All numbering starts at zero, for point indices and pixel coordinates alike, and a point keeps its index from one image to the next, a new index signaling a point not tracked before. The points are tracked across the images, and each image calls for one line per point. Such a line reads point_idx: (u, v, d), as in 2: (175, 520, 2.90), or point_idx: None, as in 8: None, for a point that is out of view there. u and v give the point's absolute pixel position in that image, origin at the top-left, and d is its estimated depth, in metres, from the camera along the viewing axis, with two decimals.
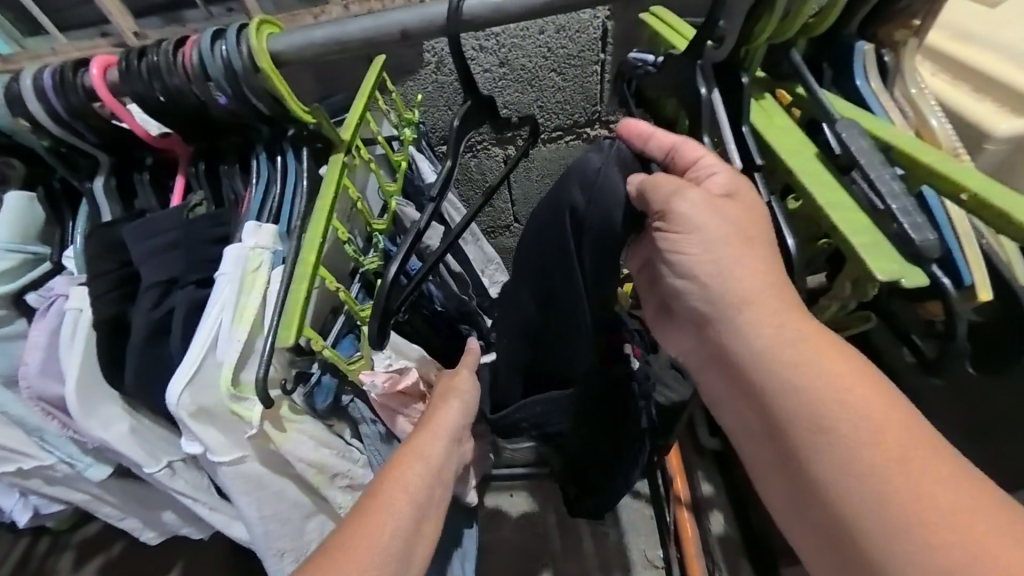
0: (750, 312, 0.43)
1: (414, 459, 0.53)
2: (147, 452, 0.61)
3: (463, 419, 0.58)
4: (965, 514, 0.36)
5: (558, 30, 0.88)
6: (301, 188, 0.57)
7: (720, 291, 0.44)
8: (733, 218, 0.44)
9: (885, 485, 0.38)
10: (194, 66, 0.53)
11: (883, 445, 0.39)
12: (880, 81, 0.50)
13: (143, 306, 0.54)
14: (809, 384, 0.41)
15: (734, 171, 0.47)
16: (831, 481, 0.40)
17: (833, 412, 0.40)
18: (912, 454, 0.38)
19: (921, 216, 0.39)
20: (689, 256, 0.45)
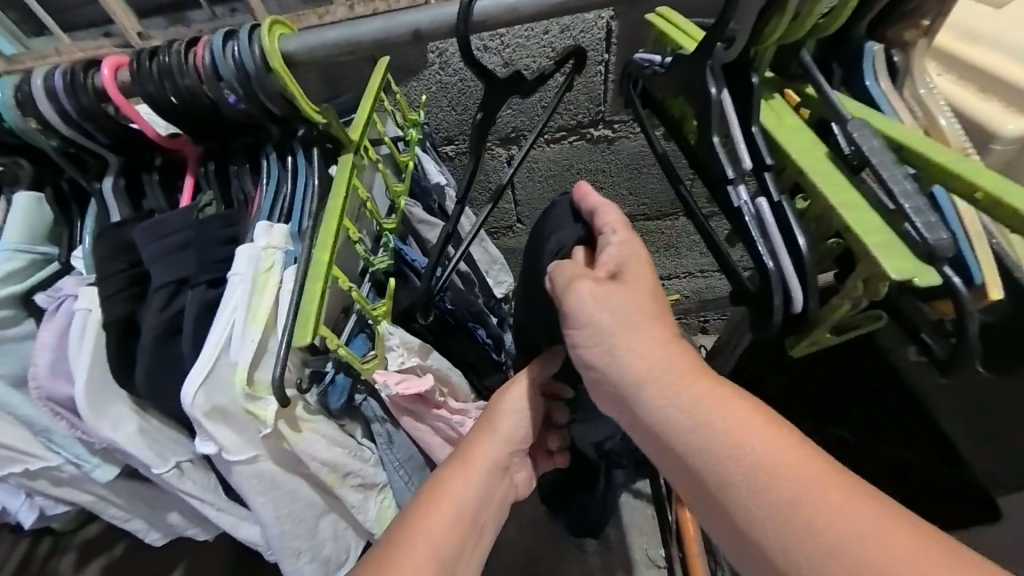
0: (645, 376, 0.42)
1: (448, 500, 0.54)
2: (156, 453, 0.61)
3: (506, 450, 0.60)
4: (887, 532, 0.32)
5: (563, 30, 0.88)
6: (312, 188, 0.57)
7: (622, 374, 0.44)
8: (619, 309, 0.45)
9: (809, 515, 0.34)
10: (206, 67, 0.53)
11: (776, 476, 0.36)
12: (889, 81, 0.50)
13: (154, 307, 0.54)
14: (705, 426, 0.39)
15: (628, 251, 0.49)
16: (755, 526, 0.36)
17: (731, 452, 0.38)
18: (819, 485, 0.35)
19: (933, 216, 0.39)
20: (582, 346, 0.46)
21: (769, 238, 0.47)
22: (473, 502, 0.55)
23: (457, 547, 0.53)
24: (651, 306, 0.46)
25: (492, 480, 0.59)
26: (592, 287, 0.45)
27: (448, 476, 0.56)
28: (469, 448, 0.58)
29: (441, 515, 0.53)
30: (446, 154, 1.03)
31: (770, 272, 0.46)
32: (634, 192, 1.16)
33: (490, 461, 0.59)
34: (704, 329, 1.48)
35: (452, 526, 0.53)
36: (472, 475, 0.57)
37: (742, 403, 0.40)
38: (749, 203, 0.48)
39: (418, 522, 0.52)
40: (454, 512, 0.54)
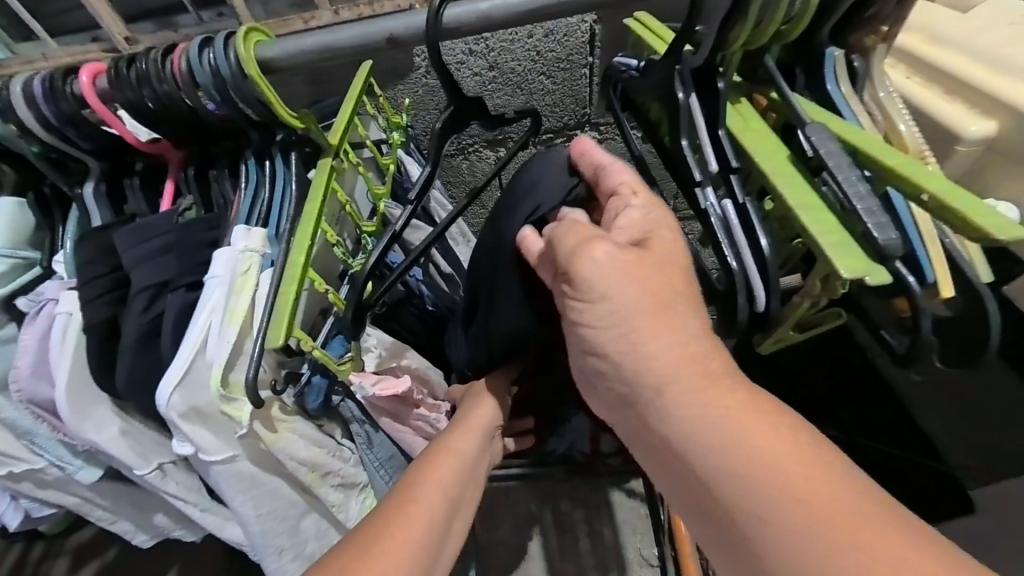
0: (668, 391, 0.42)
1: (450, 458, 0.58)
2: (138, 454, 0.62)
3: (494, 420, 0.64)
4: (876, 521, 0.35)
5: (546, 34, 0.90)
6: (290, 192, 0.58)
7: (632, 369, 0.44)
8: (640, 281, 0.44)
9: (811, 518, 0.36)
10: (183, 73, 0.54)
11: (774, 472, 0.38)
12: (850, 86, 0.51)
13: (135, 309, 0.55)
14: (715, 418, 0.41)
15: (648, 212, 0.49)
16: (753, 519, 0.38)
17: (736, 453, 0.39)
18: (816, 480, 0.37)
19: (885, 216, 0.40)
20: (599, 329, 0.45)
21: (733, 239, 0.48)
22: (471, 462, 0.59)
23: (456, 503, 0.56)
24: (663, 284, 0.45)
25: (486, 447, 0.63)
26: (613, 252, 0.45)
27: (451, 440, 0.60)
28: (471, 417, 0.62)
29: (443, 472, 0.57)
30: (432, 156, 1.04)
31: (734, 271, 0.48)
32: None
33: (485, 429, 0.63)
34: None
35: (453, 484, 0.57)
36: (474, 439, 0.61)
37: (753, 408, 0.41)
38: (715, 205, 0.49)
39: (423, 478, 0.56)
40: (456, 471, 0.58)
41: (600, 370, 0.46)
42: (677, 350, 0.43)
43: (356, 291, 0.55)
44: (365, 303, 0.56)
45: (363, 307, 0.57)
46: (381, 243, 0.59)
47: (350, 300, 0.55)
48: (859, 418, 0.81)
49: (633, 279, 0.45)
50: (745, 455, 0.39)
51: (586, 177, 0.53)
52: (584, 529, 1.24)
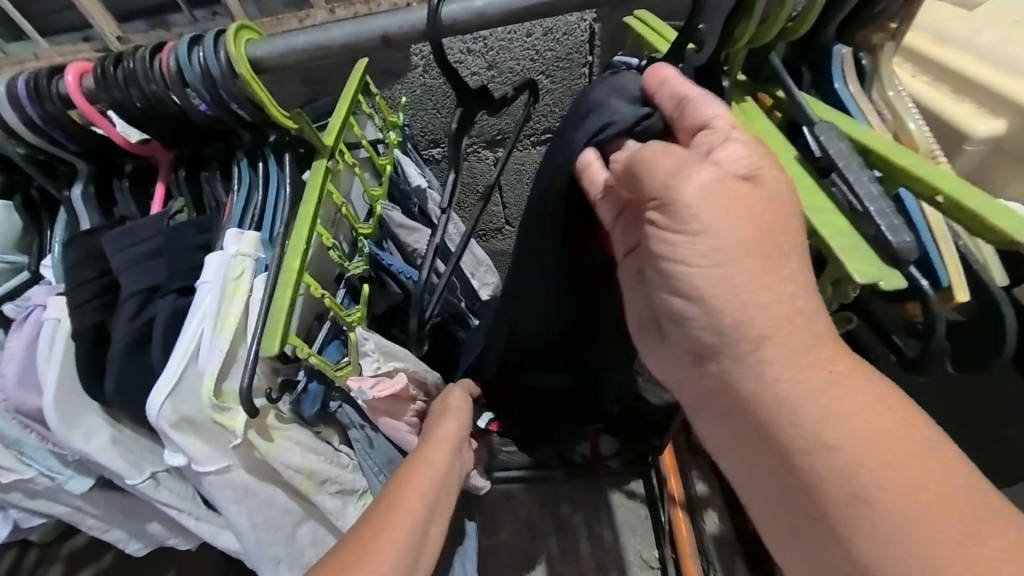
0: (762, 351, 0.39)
1: (421, 467, 0.58)
2: (130, 462, 0.60)
3: (462, 430, 0.65)
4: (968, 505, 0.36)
5: (545, 33, 0.88)
6: (284, 195, 0.57)
7: (728, 317, 0.39)
8: (747, 219, 0.38)
9: (906, 496, 0.36)
10: (172, 72, 0.52)
11: (878, 448, 0.37)
12: (858, 84, 0.50)
13: (124, 315, 0.54)
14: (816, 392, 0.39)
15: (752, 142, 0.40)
16: (845, 492, 0.38)
17: (835, 427, 0.38)
18: (916, 460, 0.37)
19: (897, 218, 0.39)
20: (693, 268, 0.39)
21: None
22: (444, 471, 0.59)
23: (435, 509, 0.56)
24: (770, 222, 0.39)
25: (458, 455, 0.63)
26: (720, 182, 0.38)
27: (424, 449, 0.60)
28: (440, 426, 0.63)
29: (422, 481, 0.56)
30: (431, 157, 1.03)
31: None
32: None
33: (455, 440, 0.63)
34: None
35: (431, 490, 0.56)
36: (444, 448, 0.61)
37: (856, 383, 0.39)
38: None
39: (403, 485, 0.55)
40: (433, 477, 0.58)
41: (685, 315, 0.41)
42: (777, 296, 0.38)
43: (418, 300, 0.61)
44: (424, 309, 0.62)
45: (422, 314, 0.63)
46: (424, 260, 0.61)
47: (413, 303, 0.61)
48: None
49: (740, 213, 0.38)
50: (848, 431, 0.38)
51: (664, 109, 0.44)
52: (584, 532, 1.23)
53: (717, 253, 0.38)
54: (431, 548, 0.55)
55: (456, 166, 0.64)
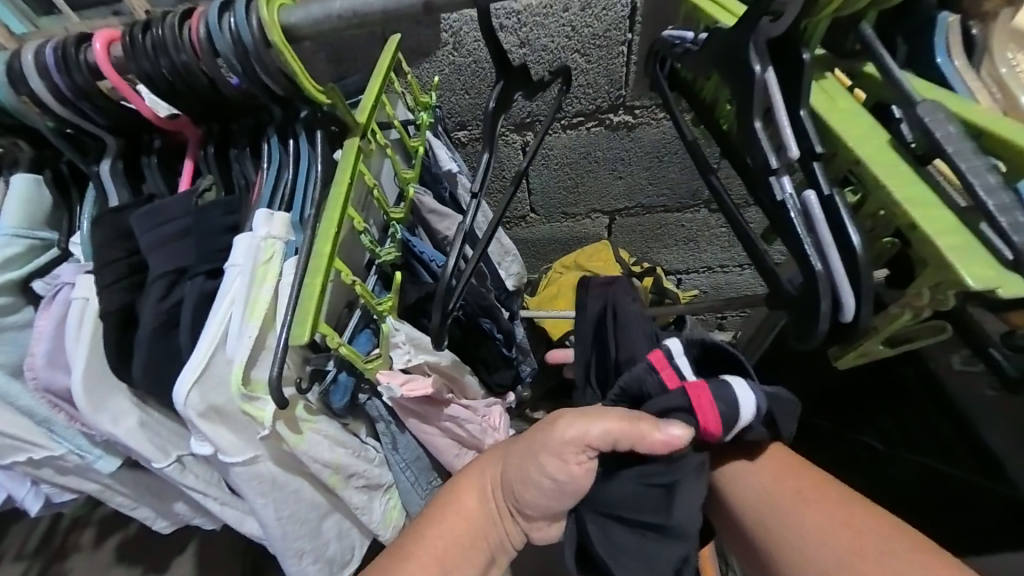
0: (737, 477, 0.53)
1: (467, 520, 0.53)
2: (157, 447, 0.59)
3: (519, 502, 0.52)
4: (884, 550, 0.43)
5: (584, 7, 0.82)
6: (315, 174, 0.54)
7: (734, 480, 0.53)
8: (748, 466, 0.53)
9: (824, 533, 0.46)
10: (202, 41, 0.50)
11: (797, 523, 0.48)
12: (964, 59, 0.44)
13: (152, 297, 0.52)
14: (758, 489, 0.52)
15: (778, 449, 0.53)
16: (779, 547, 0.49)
17: (766, 500, 0.51)
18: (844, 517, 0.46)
19: (1020, 214, 0.34)
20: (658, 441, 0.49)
21: (814, 233, 0.42)
22: (475, 527, 0.53)
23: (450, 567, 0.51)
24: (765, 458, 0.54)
25: (507, 525, 0.53)
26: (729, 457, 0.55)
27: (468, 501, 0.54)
28: (489, 480, 0.54)
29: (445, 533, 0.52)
30: (459, 140, 0.99)
31: (818, 275, 0.41)
32: (654, 182, 1.11)
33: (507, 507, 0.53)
34: (721, 326, 1.41)
35: (460, 545, 0.52)
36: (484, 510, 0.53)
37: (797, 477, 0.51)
38: (794, 197, 0.43)
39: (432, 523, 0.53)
40: (461, 526, 0.53)
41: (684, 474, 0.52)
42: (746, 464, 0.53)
43: (442, 296, 0.54)
44: (449, 308, 0.55)
45: (446, 312, 0.56)
46: (454, 246, 0.56)
47: (437, 301, 0.54)
48: (900, 425, 0.74)
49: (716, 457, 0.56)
50: (773, 507, 0.50)
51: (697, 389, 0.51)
52: None
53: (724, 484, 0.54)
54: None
55: (491, 150, 0.62)
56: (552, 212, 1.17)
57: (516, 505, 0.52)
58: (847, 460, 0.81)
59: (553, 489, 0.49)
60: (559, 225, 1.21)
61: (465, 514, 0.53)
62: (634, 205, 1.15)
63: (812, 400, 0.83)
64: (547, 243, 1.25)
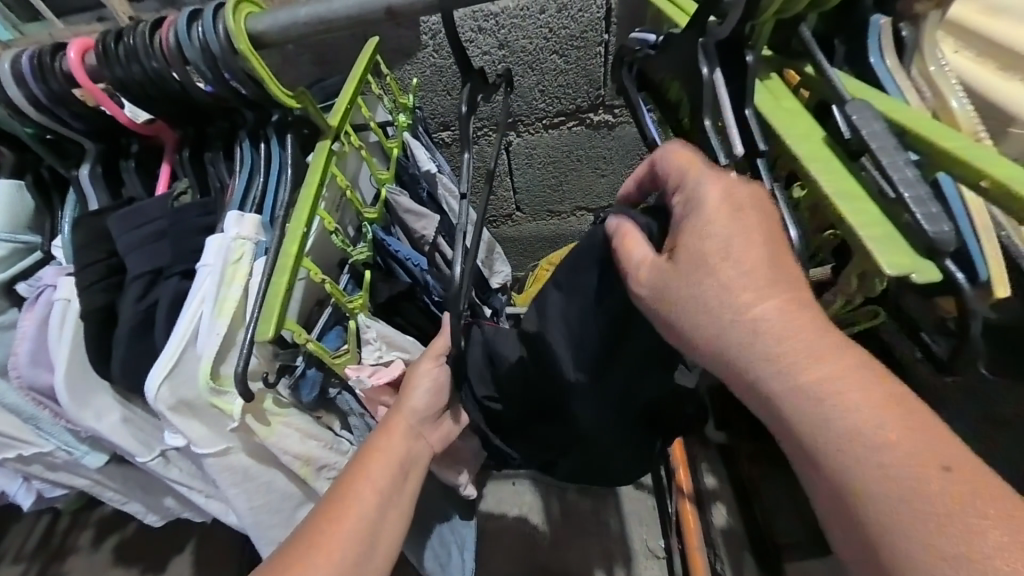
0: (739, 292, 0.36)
1: (376, 460, 0.54)
2: (140, 442, 0.61)
3: (423, 414, 0.57)
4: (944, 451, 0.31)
5: (560, 9, 0.84)
6: (285, 177, 0.56)
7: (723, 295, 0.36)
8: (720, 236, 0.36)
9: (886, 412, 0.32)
10: (172, 49, 0.51)
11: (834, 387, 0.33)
12: (897, 58, 0.46)
13: (130, 297, 0.54)
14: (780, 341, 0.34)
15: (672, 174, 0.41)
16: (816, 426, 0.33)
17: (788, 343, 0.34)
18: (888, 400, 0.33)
19: (936, 206, 0.36)
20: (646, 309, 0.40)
21: None
22: (401, 459, 0.55)
23: (389, 500, 0.53)
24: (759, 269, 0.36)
25: (421, 442, 0.57)
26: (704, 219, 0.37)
27: (374, 445, 0.54)
28: (387, 415, 0.56)
29: (373, 476, 0.53)
30: (441, 140, 1.01)
31: None
32: (636, 180, 1.13)
33: (412, 423, 0.56)
34: None
35: (383, 482, 0.53)
36: (400, 439, 0.55)
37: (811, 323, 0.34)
38: None
39: (352, 482, 0.53)
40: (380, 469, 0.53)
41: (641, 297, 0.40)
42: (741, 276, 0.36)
43: (456, 289, 0.51)
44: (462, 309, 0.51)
45: (458, 314, 0.51)
46: (459, 246, 0.53)
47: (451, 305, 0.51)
48: None
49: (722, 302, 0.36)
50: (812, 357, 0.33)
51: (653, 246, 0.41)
52: (590, 519, 1.19)
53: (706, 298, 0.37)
54: (390, 539, 0.53)
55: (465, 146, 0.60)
56: (536, 210, 1.19)
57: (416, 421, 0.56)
58: None
59: (433, 388, 0.57)
60: (544, 223, 1.23)
61: (371, 460, 0.54)
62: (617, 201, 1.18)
63: None
64: (532, 241, 1.27)
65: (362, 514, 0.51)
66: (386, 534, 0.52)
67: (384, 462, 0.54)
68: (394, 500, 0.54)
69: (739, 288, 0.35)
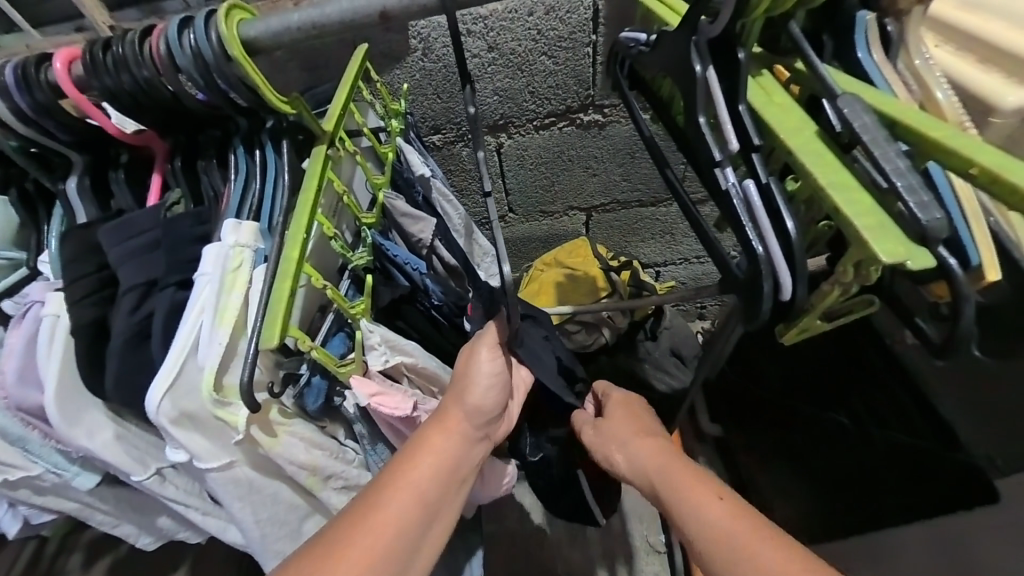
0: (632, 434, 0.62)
1: (427, 459, 0.54)
2: (134, 460, 0.59)
3: (483, 412, 0.57)
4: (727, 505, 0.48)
5: (548, 11, 0.84)
6: (283, 183, 0.55)
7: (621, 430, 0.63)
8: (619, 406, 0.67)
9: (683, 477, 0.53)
10: (162, 56, 0.51)
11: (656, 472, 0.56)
12: (883, 53, 0.47)
13: (123, 309, 0.53)
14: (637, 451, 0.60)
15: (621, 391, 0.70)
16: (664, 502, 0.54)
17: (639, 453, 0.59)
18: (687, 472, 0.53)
19: (926, 194, 0.37)
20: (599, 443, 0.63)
21: (756, 222, 0.44)
22: (452, 461, 0.55)
23: (436, 503, 0.53)
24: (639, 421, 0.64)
25: (473, 445, 0.57)
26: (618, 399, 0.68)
27: (429, 444, 0.54)
28: (445, 411, 0.56)
29: (422, 474, 0.53)
30: (433, 144, 1.01)
31: (759, 257, 0.44)
32: (628, 178, 1.14)
33: (469, 420, 0.57)
34: (701, 316, 1.42)
35: (434, 483, 0.53)
36: (454, 438, 0.55)
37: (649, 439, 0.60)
38: (736, 185, 0.45)
39: (400, 482, 0.52)
40: (432, 471, 0.53)
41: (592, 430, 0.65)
42: (631, 423, 0.64)
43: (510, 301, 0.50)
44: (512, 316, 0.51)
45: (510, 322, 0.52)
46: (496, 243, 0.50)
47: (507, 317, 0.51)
48: (868, 406, 0.79)
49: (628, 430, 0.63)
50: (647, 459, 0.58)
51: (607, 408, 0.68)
52: (592, 517, 1.19)
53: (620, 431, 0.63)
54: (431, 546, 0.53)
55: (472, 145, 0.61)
56: (530, 211, 1.20)
57: (476, 418, 0.57)
58: (820, 438, 0.82)
59: (496, 384, 0.57)
60: (538, 223, 1.23)
61: (423, 461, 0.53)
62: (609, 200, 1.19)
63: (792, 384, 0.86)
64: (526, 242, 1.28)
65: (410, 519, 0.51)
66: (430, 540, 0.53)
67: (435, 464, 0.54)
68: (442, 507, 0.54)
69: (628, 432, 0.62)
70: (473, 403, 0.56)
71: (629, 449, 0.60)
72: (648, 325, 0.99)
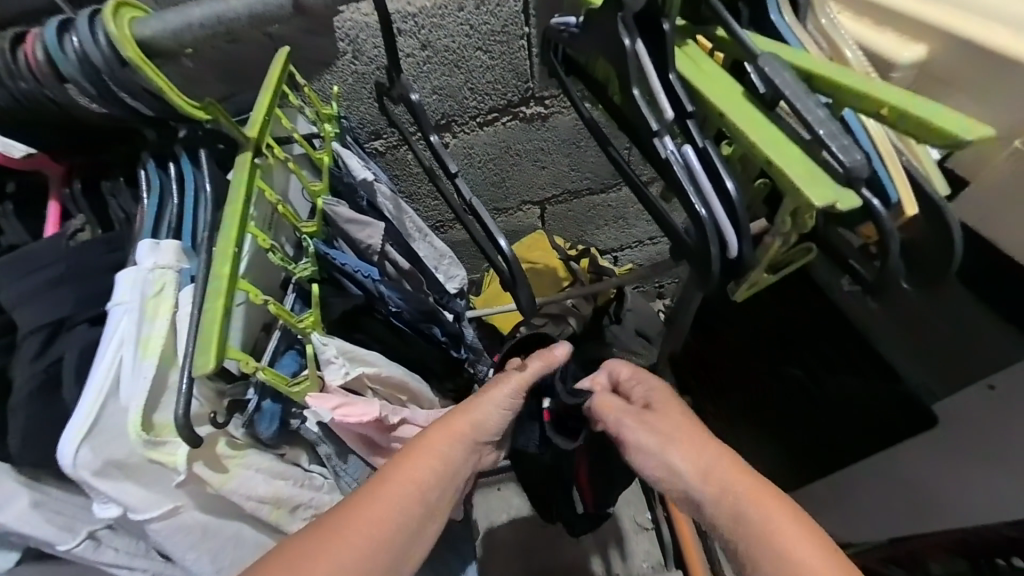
0: (675, 437, 0.51)
1: (429, 460, 0.51)
2: (60, 527, 0.51)
3: (497, 421, 0.56)
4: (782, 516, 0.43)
5: (478, 5, 0.83)
6: (205, 196, 0.51)
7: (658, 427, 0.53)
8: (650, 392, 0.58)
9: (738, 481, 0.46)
10: (42, 64, 0.45)
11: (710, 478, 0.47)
12: (793, 16, 0.50)
13: (24, 357, 0.45)
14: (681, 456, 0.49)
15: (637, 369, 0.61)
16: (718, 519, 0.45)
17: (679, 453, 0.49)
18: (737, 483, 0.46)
19: (847, 138, 0.39)
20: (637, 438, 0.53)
21: (699, 187, 0.45)
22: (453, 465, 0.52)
23: (431, 504, 0.49)
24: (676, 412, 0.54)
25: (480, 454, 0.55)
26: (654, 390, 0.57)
27: (432, 442, 0.52)
28: (451, 418, 0.54)
29: (422, 471, 0.50)
30: (375, 150, 0.97)
31: (704, 220, 0.45)
32: (576, 168, 1.15)
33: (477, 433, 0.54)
34: (660, 295, 1.47)
35: (432, 482, 0.50)
36: (461, 442, 0.53)
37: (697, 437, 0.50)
38: (677, 153, 0.46)
39: (393, 480, 0.49)
40: (432, 471, 0.51)
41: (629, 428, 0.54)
42: (673, 414, 0.53)
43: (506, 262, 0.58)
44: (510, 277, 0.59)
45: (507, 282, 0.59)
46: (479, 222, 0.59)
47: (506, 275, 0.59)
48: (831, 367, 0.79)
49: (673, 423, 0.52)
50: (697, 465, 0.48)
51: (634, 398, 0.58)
52: None
53: (652, 425, 0.53)
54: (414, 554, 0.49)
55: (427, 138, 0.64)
56: None
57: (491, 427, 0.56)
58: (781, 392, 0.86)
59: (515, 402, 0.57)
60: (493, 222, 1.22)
61: (423, 460, 0.51)
62: (560, 191, 1.19)
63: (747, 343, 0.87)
64: None
65: (403, 515, 0.48)
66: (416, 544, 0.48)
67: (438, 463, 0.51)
68: (432, 513, 0.49)
69: (661, 430, 0.52)
70: (489, 414, 0.55)
71: (680, 446, 0.50)
72: (611, 310, 0.99)
